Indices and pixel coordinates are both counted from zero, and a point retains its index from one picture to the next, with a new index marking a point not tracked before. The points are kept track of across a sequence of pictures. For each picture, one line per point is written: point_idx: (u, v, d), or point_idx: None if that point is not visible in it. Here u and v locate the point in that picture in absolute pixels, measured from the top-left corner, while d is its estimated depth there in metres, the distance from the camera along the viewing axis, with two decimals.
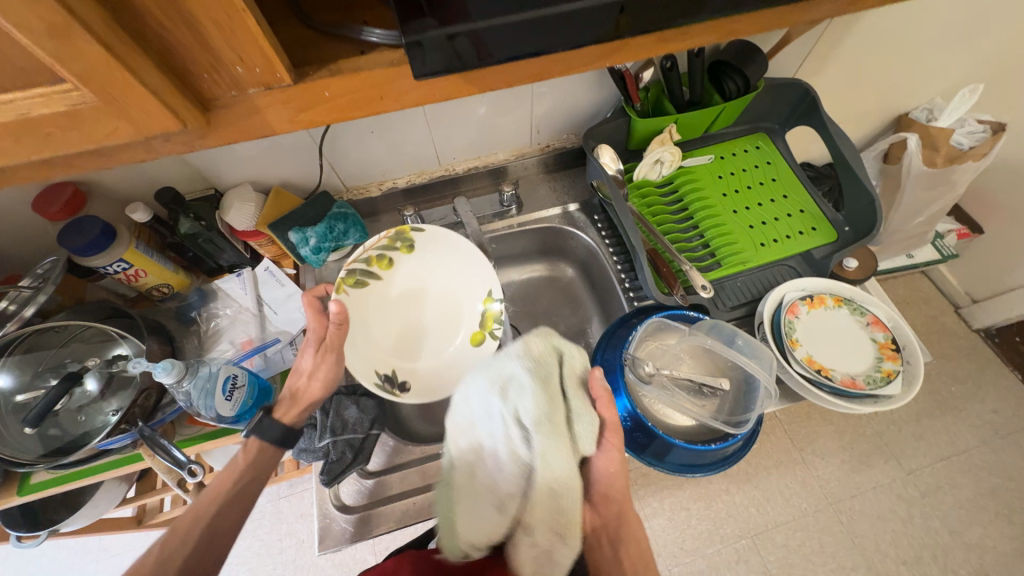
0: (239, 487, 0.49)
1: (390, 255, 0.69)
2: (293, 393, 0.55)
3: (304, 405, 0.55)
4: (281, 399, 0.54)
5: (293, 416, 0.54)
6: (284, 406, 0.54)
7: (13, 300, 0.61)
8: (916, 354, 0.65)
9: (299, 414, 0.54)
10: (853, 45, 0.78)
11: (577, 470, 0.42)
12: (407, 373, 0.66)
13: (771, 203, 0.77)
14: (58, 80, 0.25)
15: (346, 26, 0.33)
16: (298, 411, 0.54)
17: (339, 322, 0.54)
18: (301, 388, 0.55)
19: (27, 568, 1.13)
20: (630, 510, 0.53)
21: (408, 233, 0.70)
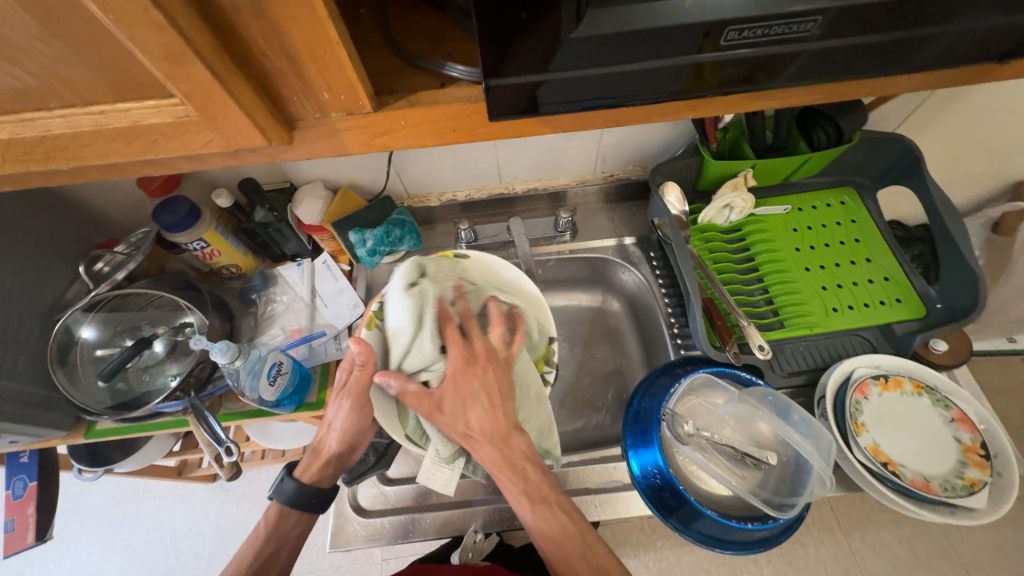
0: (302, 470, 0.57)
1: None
2: (315, 448, 0.58)
3: (323, 461, 0.57)
4: (303, 456, 0.58)
5: (311, 474, 0.57)
6: (305, 464, 0.58)
7: (110, 263, 0.68)
8: (1010, 466, 0.56)
9: (317, 470, 0.57)
10: (972, 105, 0.70)
11: (424, 353, 0.51)
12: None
13: (851, 266, 0.70)
14: (169, 96, 0.28)
15: (431, 59, 0.34)
16: (318, 466, 0.57)
17: (361, 363, 0.51)
18: (321, 441, 0.58)
19: (84, 494, 1.26)
20: (527, 445, 0.52)
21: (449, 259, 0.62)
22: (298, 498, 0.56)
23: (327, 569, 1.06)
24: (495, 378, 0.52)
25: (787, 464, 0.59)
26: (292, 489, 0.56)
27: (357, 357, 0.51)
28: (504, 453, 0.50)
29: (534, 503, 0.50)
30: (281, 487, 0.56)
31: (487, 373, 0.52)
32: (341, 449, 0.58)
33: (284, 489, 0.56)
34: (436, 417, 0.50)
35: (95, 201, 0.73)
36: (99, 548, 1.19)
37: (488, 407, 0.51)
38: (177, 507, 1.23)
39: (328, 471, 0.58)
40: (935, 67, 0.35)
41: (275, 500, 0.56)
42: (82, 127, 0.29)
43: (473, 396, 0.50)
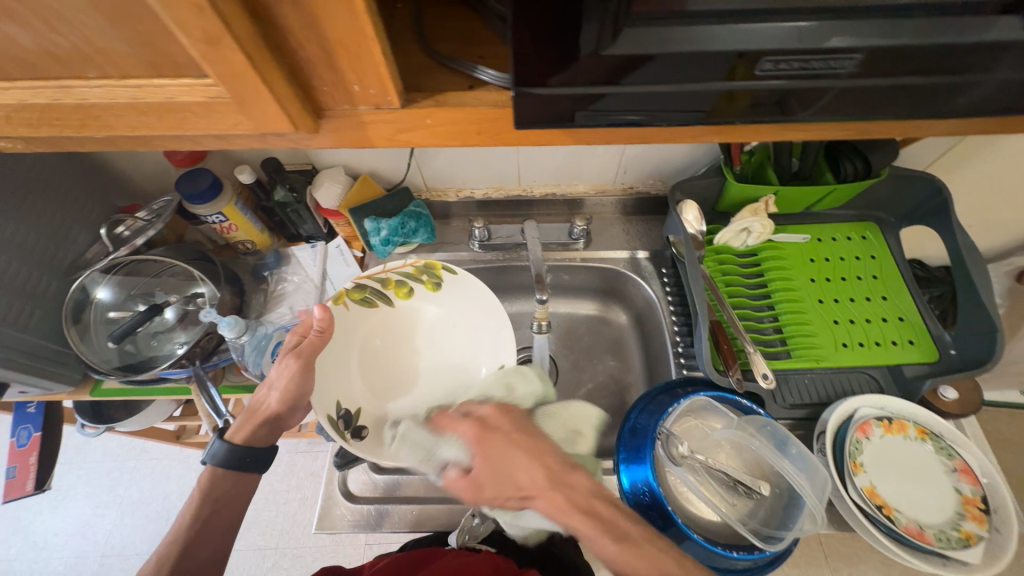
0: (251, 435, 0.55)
1: (412, 285, 0.68)
2: (250, 411, 0.56)
3: (256, 424, 0.56)
4: (239, 415, 0.56)
5: (244, 434, 0.55)
6: (239, 424, 0.56)
7: (131, 228, 0.70)
8: (1010, 523, 0.55)
9: (251, 430, 0.56)
10: (1009, 151, 0.68)
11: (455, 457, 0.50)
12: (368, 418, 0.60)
13: (865, 303, 0.69)
14: (203, 76, 0.28)
15: (462, 61, 0.35)
16: (249, 427, 0.56)
17: (320, 327, 0.55)
18: (258, 404, 0.56)
19: (84, 447, 1.29)
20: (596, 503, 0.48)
21: (438, 269, 0.68)
22: (231, 459, 0.54)
23: (311, 547, 1.07)
24: (512, 424, 0.52)
25: (778, 495, 0.58)
26: (223, 451, 0.54)
27: (318, 322, 0.55)
28: (566, 494, 0.47)
29: (618, 537, 0.45)
30: (212, 450, 0.55)
31: (502, 424, 0.52)
32: (277, 415, 0.56)
33: (217, 452, 0.54)
34: (480, 497, 0.48)
35: (122, 165, 0.75)
36: (93, 502, 1.22)
37: (523, 452, 0.49)
38: (172, 470, 1.26)
39: (262, 435, 0.56)
40: (973, 115, 0.34)
41: (208, 463, 0.54)
42: (117, 98, 0.29)
43: (507, 452, 0.49)
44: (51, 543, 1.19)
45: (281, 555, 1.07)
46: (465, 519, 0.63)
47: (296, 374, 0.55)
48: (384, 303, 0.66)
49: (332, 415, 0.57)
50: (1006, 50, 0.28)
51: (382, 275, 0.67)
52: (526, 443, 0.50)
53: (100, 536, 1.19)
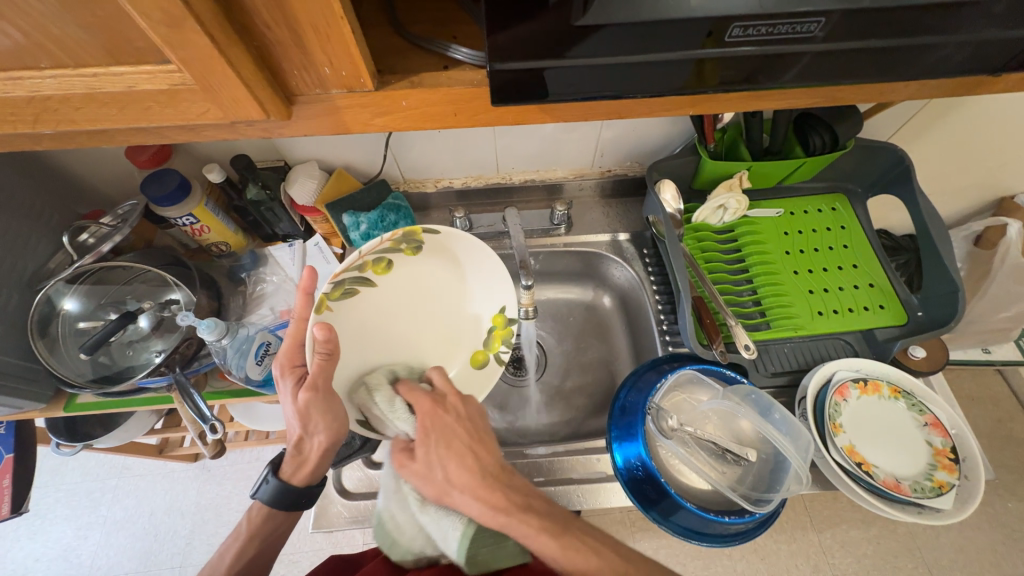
0: (314, 472, 0.52)
1: (391, 257, 0.60)
2: (296, 452, 0.51)
3: (311, 466, 0.52)
4: (286, 459, 0.51)
5: (302, 476, 0.52)
6: (292, 466, 0.52)
7: (95, 235, 0.67)
8: (978, 469, 0.59)
9: (311, 471, 0.52)
10: (965, 118, 0.72)
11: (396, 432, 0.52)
12: None
13: (837, 271, 0.72)
14: (165, 61, 0.27)
15: (435, 40, 0.34)
16: (307, 469, 0.52)
17: (326, 351, 0.47)
18: (305, 448, 0.51)
19: (61, 469, 1.24)
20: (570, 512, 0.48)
21: (419, 234, 0.59)
22: (285, 498, 0.51)
23: (307, 551, 1.06)
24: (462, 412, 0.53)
25: (765, 461, 0.60)
26: (277, 489, 0.51)
27: (320, 343, 0.47)
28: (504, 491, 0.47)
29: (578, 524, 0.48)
30: (267, 487, 0.51)
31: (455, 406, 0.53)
32: (328, 449, 0.51)
33: (270, 491, 0.51)
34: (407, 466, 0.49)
35: (80, 170, 0.71)
36: (74, 524, 1.18)
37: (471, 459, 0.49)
38: (156, 485, 1.22)
39: (324, 466, 0.52)
40: (933, 77, 0.35)
41: (261, 499, 0.52)
42: (73, 89, 0.28)
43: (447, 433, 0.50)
44: (31, 569, 1.14)
45: (277, 562, 1.05)
46: None
47: (325, 411, 0.49)
48: (368, 289, 0.59)
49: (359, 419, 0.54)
50: (959, 9, 0.30)
51: (358, 260, 0.57)
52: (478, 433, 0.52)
53: (84, 558, 1.15)
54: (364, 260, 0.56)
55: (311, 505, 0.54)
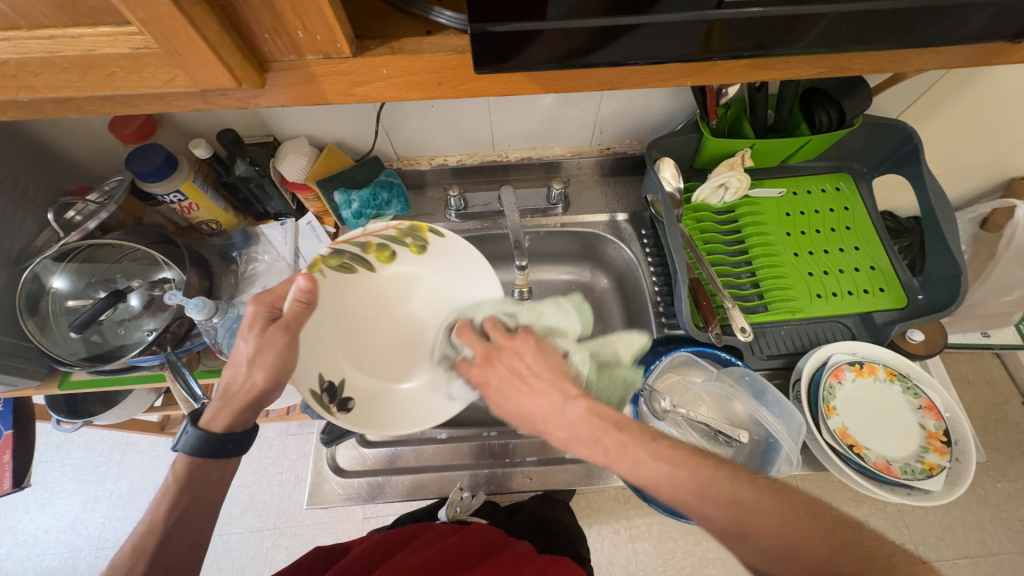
0: (235, 419, 0.52)
1: (394, 247, 0.62)
2: (223, 396, 0.51)
3: (233, 411, 0.51)
4: (211, 401, 0.51)
5: (222, 423, 0.51)
6: (213, 411, 0.52)
7: (81, 212, 0.65)
8: (969, 451, 0.59)
9: (233, 416, 0.52)
10: (978, 93, 0.69)
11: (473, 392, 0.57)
12: (357, 391, 0.56)
13: (838, 253, 0.70)
14: (124, 22, 0.25)
15: (417, 3, 0.32)
16: (227, 414, 0.52)
17: (306, 298, 0.49)
18: (231, 390, 0.51)
19: (65, 445, 1.26)
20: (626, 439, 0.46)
21: (424, 231, 0.62)
22: (205, 446, 0.50)
23: (309, 525, 1.08)
24: (513, 364, 0.53)
25: (757, 442, 0.60)
26: (196, 439, 0.50)
27: (303, 291, 0.49)
28: (570, 429, 0.48)
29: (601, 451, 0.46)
30: (186, 437, 0.51)
31: (502, 361, 0.53)
32: (257, 397, 0.51)
33: (190, 440, 0.51)
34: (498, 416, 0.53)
35: (64, 143, 0.69)
36: (81, 497, 1.21)
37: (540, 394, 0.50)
38: (159, 461, 1.24)
39: (246, 415, 0.52)
40: (948, 44, 0.33)
41: (182, 451, 0.51)
42: (29, 52, 0.26)
43: (503, 388, 0.52)
44: (42, 539, 1.18)
45: (279, 535, 1.08)
46: (454, 492, 0.65)
47: (281, 349, 0.49)
48: (364, 268, 0.60)
49: (317, 389, 0.52)
50: None
51: (362, 238, 0.60)
52: (530, 379, 0.51)
53: (93, 529, 1.18)
54: (367, 239, 0.59)
55: (243, 454, 0.53)
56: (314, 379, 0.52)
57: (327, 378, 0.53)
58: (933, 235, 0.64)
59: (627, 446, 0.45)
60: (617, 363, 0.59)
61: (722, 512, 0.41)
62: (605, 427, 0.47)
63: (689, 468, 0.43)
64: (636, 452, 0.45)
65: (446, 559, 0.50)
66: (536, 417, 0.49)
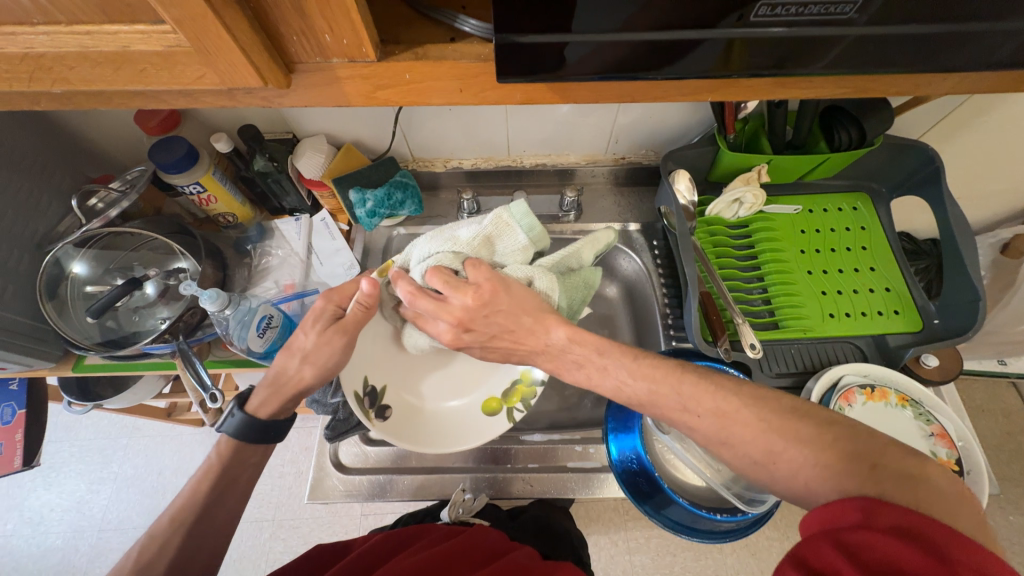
0: (281, 407, 0.52)
1: None
2: (273, 383, 0.52)
3: (283, 398, 0.52)
4: (261, 387, 0.51)
5: (270, 409, 0.52)
6: (260, 399, 0.52)
7: (104, 200, 0.67)
8: (981, 483, 0.57)
9: (278, 405, 0.52)
10: (1005, 117, 0.67)
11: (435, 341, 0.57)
12: (395, 400, 0.60)
13: (853, 274, 0.70)
14: (159, 21, 0.26)
15: (442, 11, 0.33)
16: (275, 402, 0.52)
17: (367, 303, 0.51)
18: (283, 378, 0.52)
19: (74, 426, 1.28)
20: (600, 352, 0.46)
21: None
22: (248, 431, 0.51)
23: (307, 519, 1.09)
24: (489, 319, 0.49)
25: None
26: (242, 423, 0.50)
27: (365, 296, 0.51)
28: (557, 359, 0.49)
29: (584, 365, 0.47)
30: (230, 420, 0.51)
31: (475, 319, 0.48)
32: (308, 387, 0.52)
33: (234, 423, 0.50)
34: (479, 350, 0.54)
35: (91, 132, 0.71)
36: (87, 478, 1.23)
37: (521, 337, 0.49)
38: (164, 447, 1.26)
39: (293, 403, 0.53)
40: (977, 69, 0.33)
41: (223, 433, 0.51)
42: (67, 47, 0.27)
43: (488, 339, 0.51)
44: (47, 517, 1.20)
45: (278, 526, 1.09)
46: (454, 494, 0.65)
47: (339, 349, 0.51)
48: None
49: (359, 392, 0.56)
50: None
51: None
52: (515, 330, 0.49)
53: (96, 510, 1.20)
54: None
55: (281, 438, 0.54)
56: (358, 381, 0.56)
57: (371, 384, 0.57)
58: (953, 261, 0.63)
59: (608, 370, 0.46)
60: (580, 266, 0.56)
61: (706, 423, 0.40)
62: (587, 351, 0.47)
63: (669, 382, 0.43)
64: (616, 374, 0.45)
65: (445, 560, 0.49)
66: (529, 354, 0.51)
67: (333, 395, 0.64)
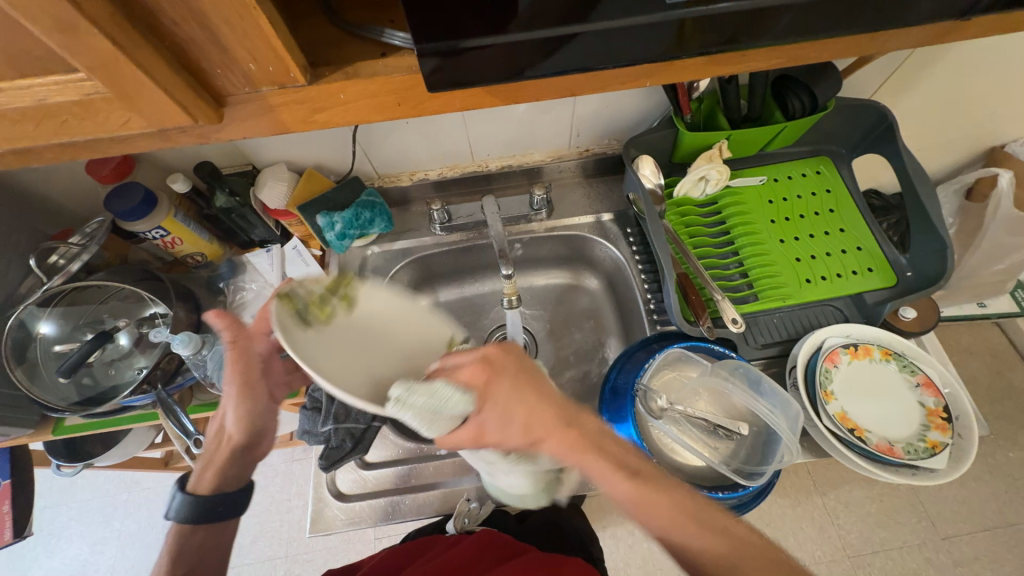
0: (223, 475, 0.53)
1: None
2: (207, 455, 0.53)
3: (216, 468, 0.53)
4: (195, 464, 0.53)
5: (205, 484, 0.53)
6: (199, 472, 0.53)
7: (65, 255, 0.65)
8: (971, 426, 0.58)
9: (216, 475, 0.53)
10: (948, 66, 0.69)
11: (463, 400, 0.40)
12: None
13: (824, 237, 0.70)
14: (72, 70, 0.26)
15: (368, 27, 0.32)
16: (211, 473, 0.53)
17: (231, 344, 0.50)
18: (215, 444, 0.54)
19: (70, 488, 1.25)
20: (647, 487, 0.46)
21: None
22: (193, 511, 0.51)
23: (320, 550, 1.07)
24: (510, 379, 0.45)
25: (758, 433, 0.60)
26: (185, 503, 0.52)
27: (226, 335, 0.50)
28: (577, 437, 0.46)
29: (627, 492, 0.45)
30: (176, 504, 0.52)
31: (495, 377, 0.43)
32: (240, 449, 0.53)
33: (188, 492, 0.52)
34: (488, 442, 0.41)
35: (43, 188, 0.69)
36: (89, 539, 1.19)
37: (537, 411, 0.44)
38: (165, 497, 1.23)
39: (233, 470, 0.53)
40: (901, 25, 0.33)
41: (172, 517, 0.52)
42: None
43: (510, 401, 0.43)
44: None
45: (292, 562, 1.07)
46: (460, 504, 0.64)
47: (236, 402, 0.52)
48: None
49: None
50: None
51: None
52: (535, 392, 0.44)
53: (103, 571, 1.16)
54: None
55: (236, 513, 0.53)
56: None
57: None
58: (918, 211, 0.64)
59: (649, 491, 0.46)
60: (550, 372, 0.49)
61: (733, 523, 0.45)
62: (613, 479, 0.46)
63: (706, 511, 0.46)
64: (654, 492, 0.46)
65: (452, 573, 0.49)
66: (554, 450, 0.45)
67: (323, 424, 0.63)
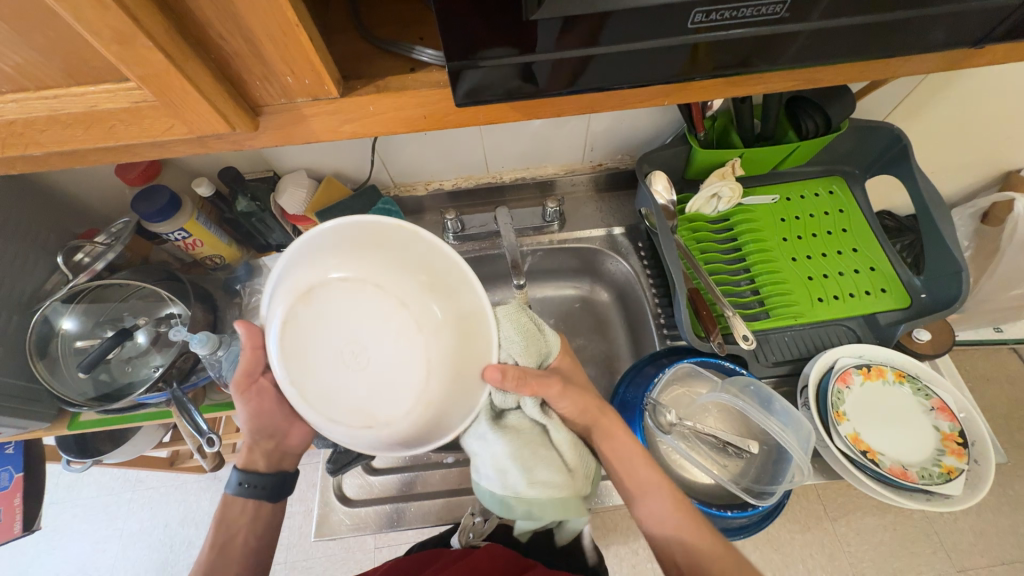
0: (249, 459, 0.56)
1: None
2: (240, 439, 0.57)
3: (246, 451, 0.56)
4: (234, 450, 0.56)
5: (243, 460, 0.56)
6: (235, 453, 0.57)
7: (90, 254, 0.67)
8: (987, 452, 0.57)
9: (249, 456, 0.56)
10: (963, 90, 0.69)
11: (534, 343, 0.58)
12: None
13: (837, 256, 0.70)
14: (124, 79, 0.27)
15: (399, 44, 0.34)
16: (245, 453, 0.56)
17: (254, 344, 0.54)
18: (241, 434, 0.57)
19: (76, 485, 1.26)
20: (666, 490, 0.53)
21: None
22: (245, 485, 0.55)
23: (320, 557, 1.07)
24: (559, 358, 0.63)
25: (768, 452, 0.60)
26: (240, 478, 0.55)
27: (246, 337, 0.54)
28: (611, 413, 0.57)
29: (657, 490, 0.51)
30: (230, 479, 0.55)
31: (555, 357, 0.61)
32: (262, 435, 0.57)
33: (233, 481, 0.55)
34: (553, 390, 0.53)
35: (72, 189, 0.72)
36: (92, 537, 1.20)
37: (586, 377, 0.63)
38: (169, 497, 1.23)
39: (258, 455, 0.56)
40: (918, 52, 0.34)
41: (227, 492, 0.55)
42: (35, 112, 0.28)
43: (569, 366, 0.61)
44: None
45: (292, 568, 1.06)
46: (465, 519, 0.62)
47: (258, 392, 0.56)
48: None
49: None
50: None
51: None
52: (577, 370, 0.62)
53: (104, 570, 1.17)
54: None
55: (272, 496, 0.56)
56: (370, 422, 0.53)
57: None
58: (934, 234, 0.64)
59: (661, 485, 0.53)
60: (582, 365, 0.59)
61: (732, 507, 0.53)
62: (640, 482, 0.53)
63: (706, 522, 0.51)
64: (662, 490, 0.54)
65: None
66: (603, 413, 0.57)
67: None
